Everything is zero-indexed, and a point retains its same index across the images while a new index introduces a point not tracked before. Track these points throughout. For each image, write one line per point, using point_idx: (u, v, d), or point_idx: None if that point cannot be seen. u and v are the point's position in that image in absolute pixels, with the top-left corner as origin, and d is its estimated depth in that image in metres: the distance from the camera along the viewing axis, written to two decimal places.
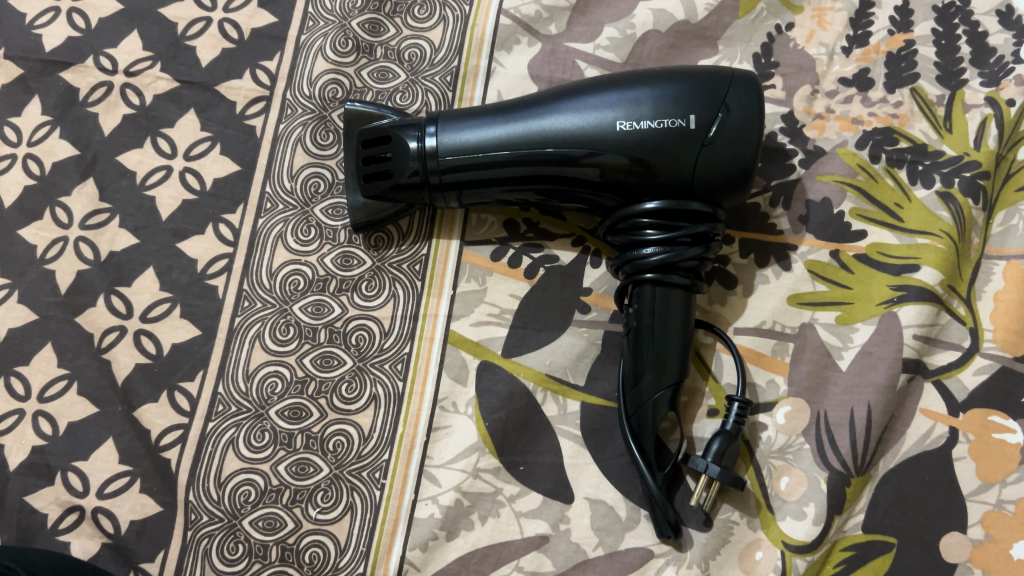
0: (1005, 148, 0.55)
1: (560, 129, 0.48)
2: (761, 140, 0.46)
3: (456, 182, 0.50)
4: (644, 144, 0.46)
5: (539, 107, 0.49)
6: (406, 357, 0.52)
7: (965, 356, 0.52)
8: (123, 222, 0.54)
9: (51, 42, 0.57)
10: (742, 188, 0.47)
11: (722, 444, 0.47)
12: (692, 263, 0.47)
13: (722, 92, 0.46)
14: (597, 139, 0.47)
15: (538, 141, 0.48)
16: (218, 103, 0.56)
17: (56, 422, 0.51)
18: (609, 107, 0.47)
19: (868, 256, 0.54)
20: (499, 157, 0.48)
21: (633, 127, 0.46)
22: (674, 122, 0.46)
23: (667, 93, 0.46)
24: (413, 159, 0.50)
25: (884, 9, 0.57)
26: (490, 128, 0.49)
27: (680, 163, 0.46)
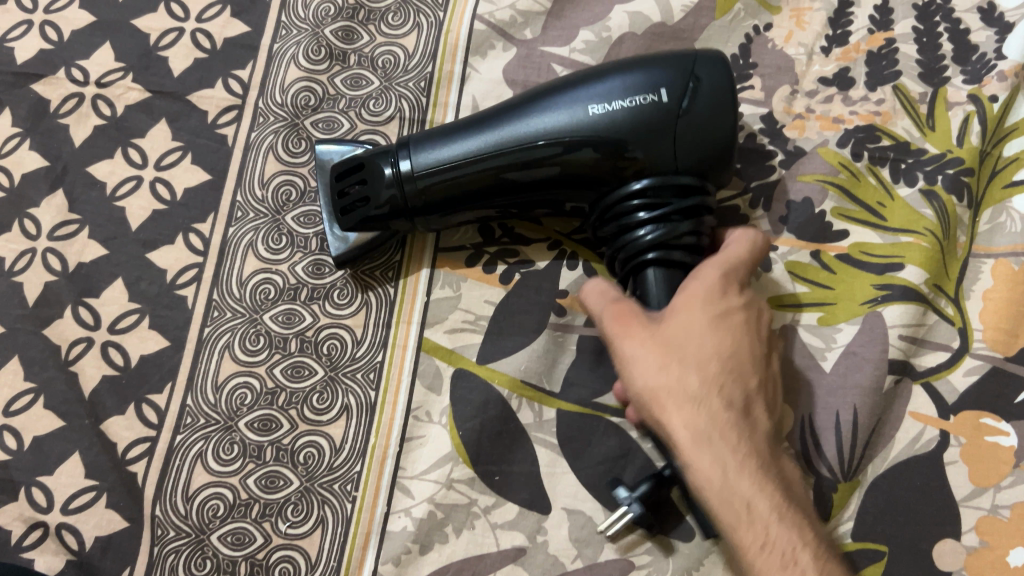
0: (989, 145, 0.54)
1: (538, 130, 0.46)
2: (737, 105, 0.45)
3: (438, 200, 0.48)
4: (623, 127, 0.44)
5: (508, 113, 0.47)
6: (379, 366, 0.51)
7: (955, 356, 0.50)
8: (92, 233, 0.54)
9: (23, 55, 0.57)
10: (728, 157, 0.45)
11: (651, 488, 0.45)
12: (687, 239, 0.45)
13: (687, 66, 0.45)
14: (575, 130, 0.45)
15: (517, 145, 0.46)
16: (190, 113, 0.56)
17: (21, 436, 0.50)
18: (579, 98, 0.46)
19: (850, 255, 0.52)
20: (482, 167, 0.46)
21: (608, 110, 0.45)
22: (646, 97, 0.44)
23: (634, 75, 0.45)
24: (389, 183, 0.48)
25: (863, 8, 0.56)
26: (464, 140, 0.47)
27: (663, 136, 0.44)
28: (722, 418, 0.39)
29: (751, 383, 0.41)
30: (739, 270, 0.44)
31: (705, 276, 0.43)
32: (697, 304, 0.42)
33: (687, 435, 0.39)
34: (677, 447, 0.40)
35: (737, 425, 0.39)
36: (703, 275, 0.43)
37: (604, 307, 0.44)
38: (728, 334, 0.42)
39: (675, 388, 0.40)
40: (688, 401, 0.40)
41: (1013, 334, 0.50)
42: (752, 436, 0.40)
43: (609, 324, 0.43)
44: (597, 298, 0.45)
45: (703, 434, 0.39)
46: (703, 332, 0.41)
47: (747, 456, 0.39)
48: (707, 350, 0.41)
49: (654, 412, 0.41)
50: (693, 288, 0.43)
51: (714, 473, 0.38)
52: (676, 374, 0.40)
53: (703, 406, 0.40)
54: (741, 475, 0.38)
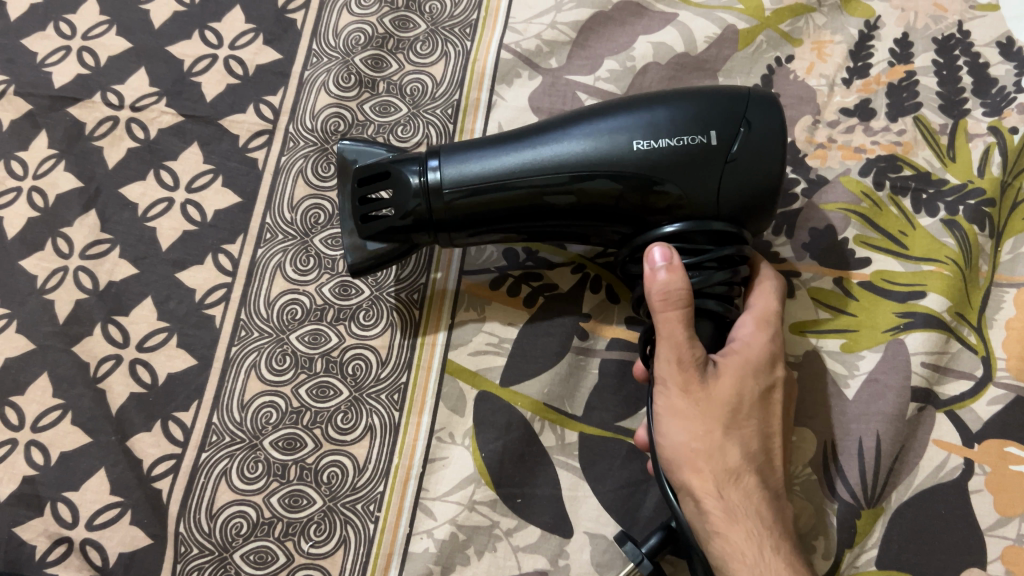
0: (1011, 175, 0.54)
1: (577, 156, 0.44)
2: (784, 157, 0.44)
3: (464, 220, 0.46)
4: (666, 165, 0.43)
5: (548, 134, 0.46)
6: (403, 387, 0.52)
7: (978, 385, 0.50)
8: (123, 253, 0.55)
9: (60, 80, 0.58)
10: (767, 206, 0.44)
11: (660, 541, 0.45)
12: (721, 289, 0.45)
13: (740, 109, 0.44)
14: (613, 161, 0.44)
15: (552, 168, 0.44)
16: (221, 136, 0.57)
17: (48, 452, 0.51)
18: (623, 129, 0.44)
19: (873, 283, 0.53)
20: (513, 190, 0.45)
21: (653, 146, 0.43)
22: (693, 138, 0.43)
23: (682, 112, 0.44)
24: (416, 194, 0.46)
25: (883, 41, 0.57)
26: (499, 158, 0.45)
27: (705, 179, 0.43)
28: (755, 495, 0.42)
29: (776, 456, 0.44)
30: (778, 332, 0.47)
31: (750, 340, 0.45)
32: (745, 371, 0.44)
33: (722, 509, 0.41)
34: (709, 517, 0.41)
35: (768, 504, 0.42)
36: (748, 338, 0.45)
37: (671, 339, 0.42)
38: (767, 421, 0.44)
39: (718, 459, 0.42)
40: (726, 475, 0.42)
41: None
42: (779, 521, 0.42)
43: (668, 367, 0.42)
44: (663, 306, 0.42)
45: (736, 510, 0.41)
46: (749, 411, 0.43)
47: (779, 539, 0.41)
48: (751, 432, 0.43)
49: (689, 474, 0.42)
50: (739, 351, 0.45)
51: (749, 552, 0.40)
52: (721, 445, 0.42)
53: (740, 481, 0.42)
54: (774, 554, 0.40)
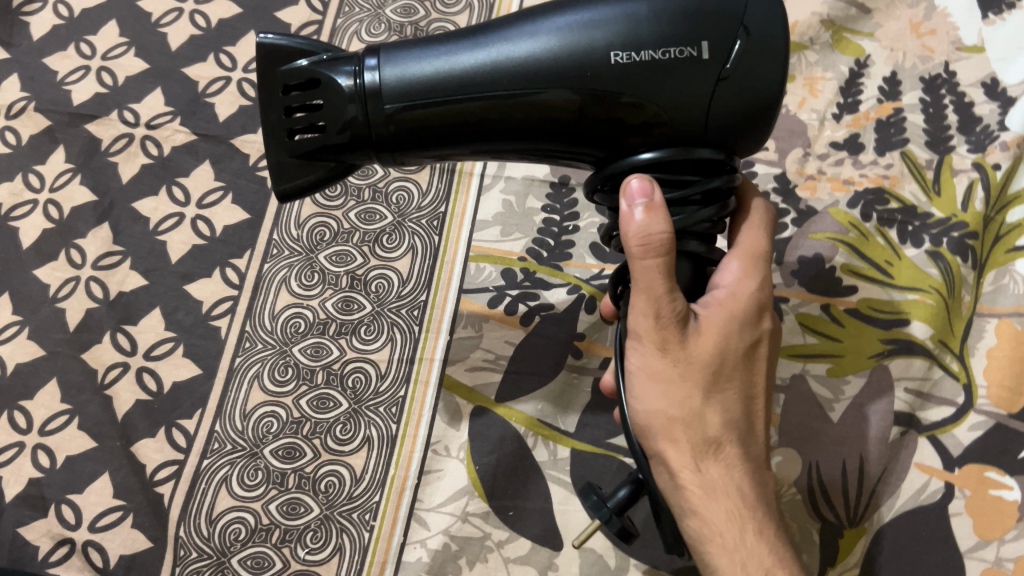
0: (994, 210, 0.56)
1: (545, 62, 0.35)
2: (786, 72, 0.36)
3: (409, 137, 0.37)
4: (650, 82, 0.35)
5: (507, 30, 0.36)
6: (401, 400, 0.53)
7: (960, 412, 0.52)
8: (134, 264, 0.56)
9: (79, 98, 0.60)
10: (762, 128, 0.37)
11: (629, 495, 0.44)
12: (705, 226, 0.39)
13: (738, 9, 0.35)
14: (585, 72, 0.35)
15: (511, 77, 0.36)
16: (233, 155, 0.59)
17: (54, 455, 0.52)
18: (599, 27, 0.35)
19: (859, 310, 0.54)
20: (465, 104, 0.36)
21: (634, 59, 0.35)
22: (682, 50, 0.35)
23: (670, 8, 0.35)
24: (351, 100, 0.36)
25: (873, 79, 0.59)
26: (447, 60, 0.36)
27: (693, 99, 0.35)
28: (734, 467, 0.39)
29: (756, 419, 0.41)
30: (767, 274, 0.42)
31: (737, 287, 0.41)
32: (730, 325, 0.40)
33: (700, 485, 0.39)
34: (686, 492, 0.39)
35: (749, 477, 0.40)
36: (733, 285, 0.41)
37: (647, 294, 0.37)
38: (750, 380, 0.41)
39: (695, 429, 0.39)
40: (703, 444, 0.39)
41: (1016, 392, 0.51)
42: (761, 495, 0.40)
43: (645, 323, 0.38)
44: (641, 252, 0.37)
45: (712, 482, 0.39)
46: (732, 371, 0.40)
47: (761, 520, 0.39)
48: (733, 395, 0.40)
49: (664, 442, 0.39)
50: (724, 302, 0.40)
51: (727, 534, 0.38)
52: (700, 412, 0.39)
53: (719, 452, 0.39)
54: (757, 538, 0.39)
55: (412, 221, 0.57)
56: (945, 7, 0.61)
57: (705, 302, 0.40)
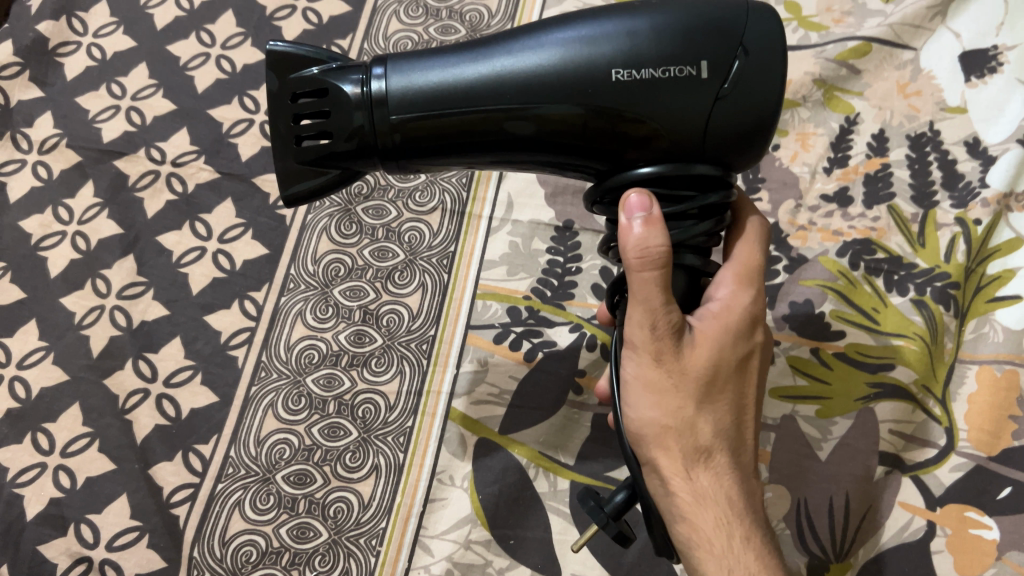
0: (975, 262, 0.59)
1: (547, 75, 0.37)
2: (783, 92, 0.37)
3: (415, 146, 0.39)
4: (649, 99, 0.37)
5: (511, 43, 0.38)
6: (408, 431, 0.55)
7: (942, 453, 0.54)
8: (156, 295, 0.59)
9: (108, 135, 0.64)
10: (759, 146, 0.39)
11: (624, 501, 0.44)
12: (701, 240, 0.41)
13: (738, 29, 0.37)
14: (587, 86, 0.37)
15: (516, 89, 0.37)
16: (254, 193, 0.62)
17: (75, 476, 0.55)
18: (601, 44, 0.37)
19: (847, 354, 0.57)
20: (470, 114, 0.38)
21: (634, 76, 0.37)
22: (681, 70, 0.37)
23: (671, 26, 0.37)
24: (357, 108, 0.38)
25: (861, 135, 0.62)
26: (454, 71, 0.38)
27: (691, 117, 0.37)
28: (723, 475, 0.42)
29: (747, 428, 0.43)
30: (760, 289, 0.44)
31: (731, 301, 0.43)
32: (723, 337, 0.42)
33: (690, 492, 0.41)
34: (677, 499, 0.41)
35: (738, 486, 0.42)
36: (727, 299, 0.43)
37: (642, 305, 0.40)
38: (742, 391, 0.43)
39: (688, 438, 0.41)
40: (695, 453, 0.41)
41: (996, 436, 0.54)
42: (749, 503, 0.42)
43: (641, 334, 0.41)
44: (639, 265, 0.39)
45: (702, 488, 0.41)
46: (724, 383, 0.42)
47: (749, 528, 0.41)
48: (724, 406, 0.42)
49: (657, 450, 0.42)
50: (718, 316, 0.43)
51: (716, 541, 0.40)
52: (692, 421, 0.41)
53: (710, 461, 0.41)
54: (744, 545, 0.41)
55: (423, 260, 0.60)
56: (930, 69, 0.64)
57: (700, 314, 0.43)
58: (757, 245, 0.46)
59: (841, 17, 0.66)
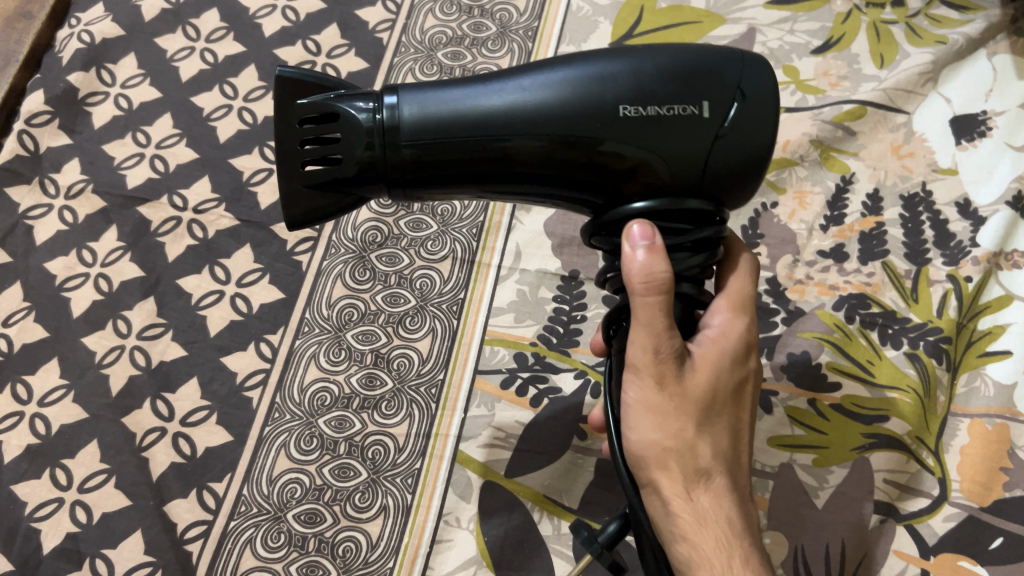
0: (966, 318, 0.61)
1: (556, 107, 0.39)
2: (777, 133, 0.40)
3: (423, 173, 0.39)
4: (654, 135, 0.39)
5: (521, 77, 0.40)
6: (416, 472, 0.57)
7: (935, 503, 0.56)
8: (175, 336, 0.61)
9: (133, 182, 0.66)
10: (751, 185, 0.41)
11: (618, 529, 0.48)
12: (695, 272, 0.43)
13: (736, 74, 0.40)
14: (595, 121, 0.39)
15: (527, 120, 0.39)
16: (271, 240, 0.64)
17: (91, 511, 0.56)
18: (608, 82, 0.39)
19: (843, 406, 0.59)
20: (481, 144, 0.39)
21: (640, 113, 0.39)
22: (685, 109, 0.39)
23: (674, 70, 0.39)
24: (367, 134, 0.38)
25: (856, 195, 0.65)
26: (466, 101, 0.39)
27: (693, 155, 0.39)
28: (723, 498, 0.43)
29: (743, 452, 0.46)
30: (753, 317, 0.47)
31: (726, 327, 0.45)
32: (720, 362, 0.44)
33: (691, 512, 0.43)
34: (678, 520, 0.43)
35: (736, 507, 0.44)
36: (724, 325, 0.46)
37: (644, 328, 0.42)
38: (737, 415, 0.45)
39: (688, 459, 0.43)
40: (695, 474, 0.43)
41: (987, 487, 0.56)
42: (747, 525, 0.44)
43: (644, 358, 0.42)
44: (644, 290, 0.41)
45: (701, 508, 0.43)
46: (721, 406, 0.44)
47: (749, 548, 0.43)
48: (721, 430, 0.44)
49: (658, 471, 0.43)
50: (716, 341, 0.45)
51: (717, 562, 0.42)
52: (692, 443, 0.43)
53: (709, 482, 0.43)
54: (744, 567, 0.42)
55: (434, 306, 0.62)
56: (922, 131, 0.67)
57: (699, 340, 0.45)
58: (749, 276, 0.48)
59: (837, 81, 0.69)
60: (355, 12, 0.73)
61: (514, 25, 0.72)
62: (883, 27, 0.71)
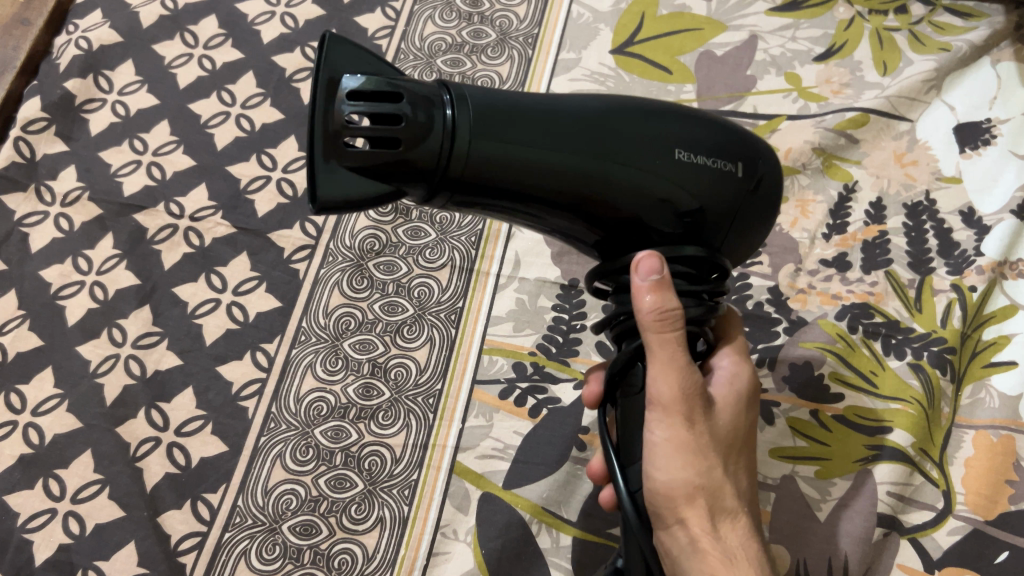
0: (971, 328, 0.60)
1: (602, 135, 0.38)
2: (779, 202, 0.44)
3: (473, 181, 0.36)
4: (699, 182, 0.40)
5: (577, 103, 0.38)
6: (414, 484, 0.56)
7: (939, 516, 0.55)
8: (171, 344, 0.61)
9: (129, 190, 0.66)
10: (753, 238, 0.44)
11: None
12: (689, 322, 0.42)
13: (758, 145, 0.43)
14: (651, 160, 0.39)
15: (588, 147, 0.37)
16: (268, 248, 0.64)
17: (85, 522, 0.56)
18: (658, 127, 0.39)
19: (845, 416, 0.58)
20: (540, 163, 0.36)
21: (692, 160, 0.39)
22: (727, 165, 0.40)
23: (714, 130, 0.41)
24: (437, 131, 0.34)
25: (859, 203, 0.64)
26: (530, 116, 0.36)
27: (727, 207, 0.41)
28: (745, 536, 0.43)
29: (751, 492, 0.46)
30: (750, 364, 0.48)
31: (734, 370, 0.47)
32: (733, 403, 0.45)
33: (720, 550, 0.42)
34: (708, 558, 0.42)
35: (756, 545, 0.43)
36: (731, 368, 0.47)
37: (669, 364, 0.40)
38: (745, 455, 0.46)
39: (713, 497, 0.42)
40: (719, 513, 0.43)
41: (993, 500, 0.55)
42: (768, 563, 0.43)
43: (672, 394, 0.41)
44: (658, 327, 0.40)
45: (727, 545, 0.42)
46: (735, 445, 0.45)
47: None
48: (736, 469, 0.44)
49: (686, 510, 0.42)
50: (729, 384, 0.46)
51: None
52: (717, 480, 0.43)
53: (732, 520, 0.43)
54: None
55: (432, 315, 0.61)
56: (926, 140, 0.66)
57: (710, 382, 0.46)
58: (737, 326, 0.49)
59: (840, 88, 0.68)
60: (354, 18, 0.73)
61: (514, 32, 0.72)
62: (886, 34, 0.70)
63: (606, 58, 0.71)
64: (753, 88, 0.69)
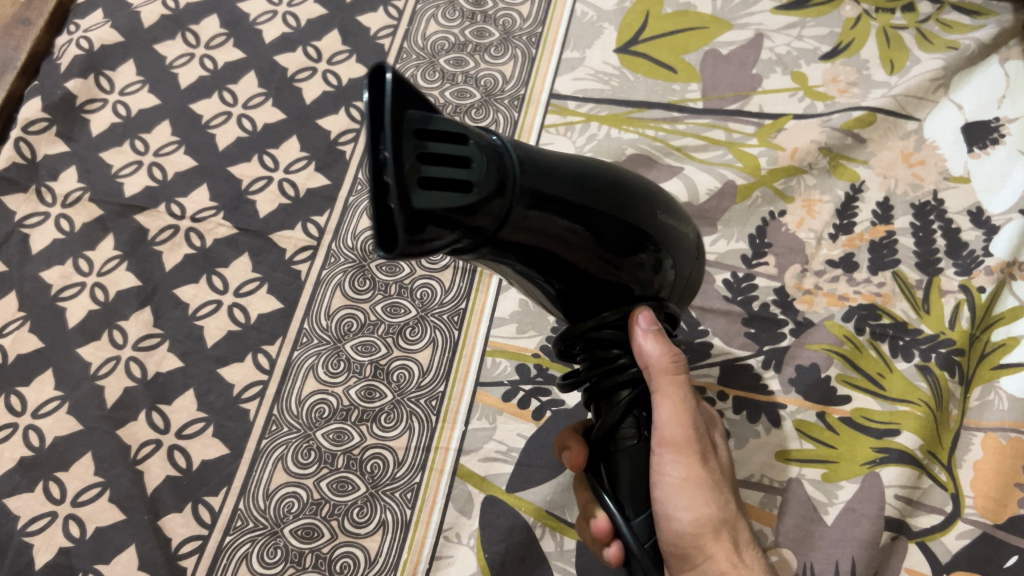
0: (980, 329, 0.59)
1: (601, 188, 0.37)
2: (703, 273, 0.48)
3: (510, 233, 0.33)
4: (676, 246, 0.41)
5: (579, 160, 0.37)
6: (416, 487, 0.56)
7: (948, 520, 0.54)
8: (172, 346, 0.60)
9: (130, 191, 0.66)
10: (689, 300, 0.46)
11: None
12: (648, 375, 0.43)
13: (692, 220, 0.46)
14: (646, 220, 0.39)
15: (602, 204, 0.36)
16: (270, 249, 0.63)
17: (85, 526, 0.55)
18: (640, 188, 0.40)
19: (852, 419, 0.58)
20: (561, 217, 0.34)
21: (671, 226, 0.40)
22: (686, 232, 0.42)
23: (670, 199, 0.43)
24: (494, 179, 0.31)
25: (866, 203, 0.64)
26: (551, 168, 0.34)
27: (688, 270, 0.43)
28: (756, 558, 0.47)
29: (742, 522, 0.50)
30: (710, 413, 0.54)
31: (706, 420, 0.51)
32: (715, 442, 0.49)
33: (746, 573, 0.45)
34: None
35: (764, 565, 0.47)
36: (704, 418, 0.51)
37: (678, 404, 0.43)
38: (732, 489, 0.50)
39: (727, 525, 0.46)
40: (734, 539, 0.46)
41: (1002, 503, 0.54)
42: None
43: (683, 435, 0.44)
44: (669, 372, 0.42)
45: (748, 565, 0.46)
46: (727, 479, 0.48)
47: None
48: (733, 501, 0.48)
49: (710, 542, 0.45)
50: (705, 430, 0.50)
51: None
52: (727, 509, 0.46)
53: (744, 545, 0.47)
54: None
55: (434, 316, 0.61)
56: (933, 139, 0.65)
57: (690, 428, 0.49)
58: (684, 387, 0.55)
59: (846, 87, 0.68)
60: (356, 18, 0.72)
61: (517, 31, 0.71)
62: (893, 32, 0.70)
63: (610, 58, 0.70)
64: (759, 87, 0.69)
